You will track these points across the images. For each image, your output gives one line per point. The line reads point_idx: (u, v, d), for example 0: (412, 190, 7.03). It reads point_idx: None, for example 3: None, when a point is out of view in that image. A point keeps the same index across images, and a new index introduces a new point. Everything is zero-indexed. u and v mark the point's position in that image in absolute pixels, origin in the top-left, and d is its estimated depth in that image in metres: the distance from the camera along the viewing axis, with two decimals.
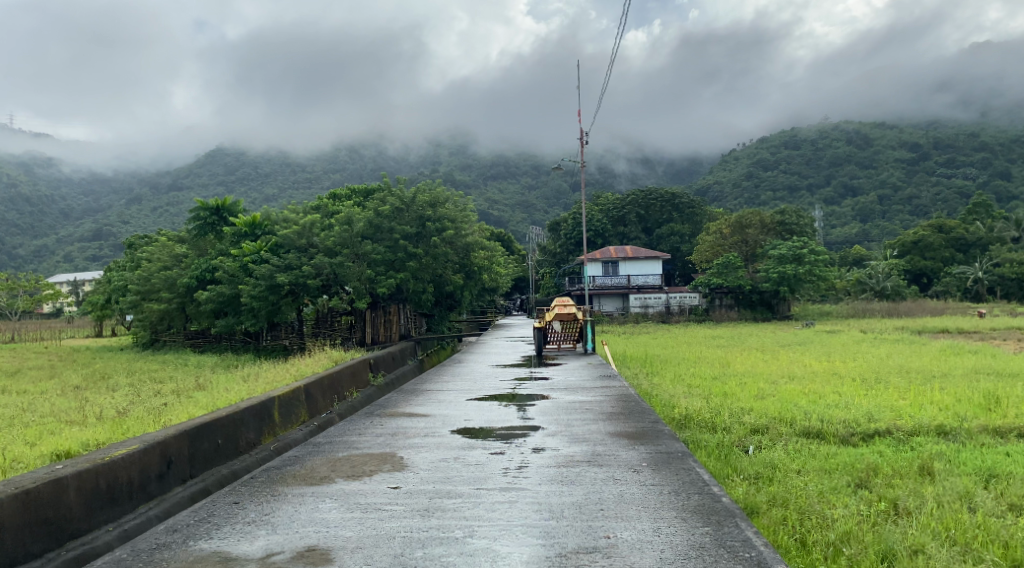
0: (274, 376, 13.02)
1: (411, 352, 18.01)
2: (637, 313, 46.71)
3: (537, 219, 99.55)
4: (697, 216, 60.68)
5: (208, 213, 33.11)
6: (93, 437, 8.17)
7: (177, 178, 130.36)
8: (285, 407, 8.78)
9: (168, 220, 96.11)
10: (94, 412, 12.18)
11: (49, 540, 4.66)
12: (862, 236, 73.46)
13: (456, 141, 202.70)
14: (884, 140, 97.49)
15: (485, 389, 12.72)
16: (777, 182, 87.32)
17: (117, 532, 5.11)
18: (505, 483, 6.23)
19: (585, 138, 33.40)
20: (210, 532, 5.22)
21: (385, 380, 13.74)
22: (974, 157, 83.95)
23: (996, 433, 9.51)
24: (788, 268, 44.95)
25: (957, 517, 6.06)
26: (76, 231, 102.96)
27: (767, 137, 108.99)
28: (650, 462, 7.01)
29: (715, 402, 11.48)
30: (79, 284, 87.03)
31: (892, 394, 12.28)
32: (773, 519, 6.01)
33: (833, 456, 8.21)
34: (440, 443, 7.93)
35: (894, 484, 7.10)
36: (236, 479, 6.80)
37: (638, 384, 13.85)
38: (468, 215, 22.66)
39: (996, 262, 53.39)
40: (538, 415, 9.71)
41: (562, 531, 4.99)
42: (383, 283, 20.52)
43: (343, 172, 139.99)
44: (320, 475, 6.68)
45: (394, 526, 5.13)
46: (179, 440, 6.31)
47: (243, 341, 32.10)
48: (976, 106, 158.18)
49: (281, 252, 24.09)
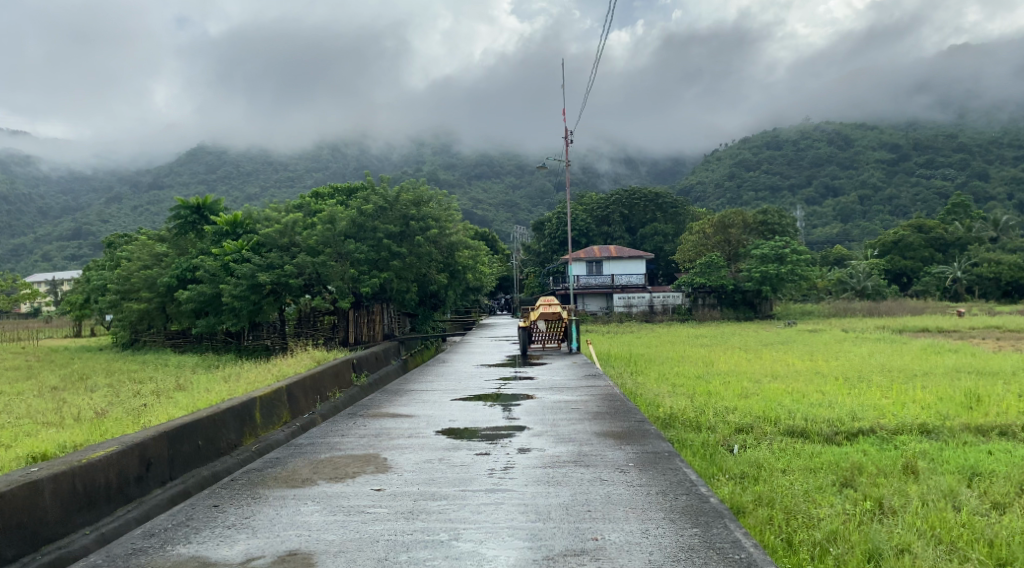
0: (255, 376, 12.86)
1: (394, 353, 17.88)
2: (620, 313, 46.76)
3: (521, 219, 99.65)
4: (679, 216, 61.09)
5: (189, 212, 32.69)
6: (72, 439, 8.03)
7: (157, 176, 129.13)
8: (266, 408, 8.66)
9: (149, 220, 95.27)
10: (73, 413, 12.00)
11: (23, 544, 4.52)
12: (843, 236, 74.03)
13: (439, 141, 202.62)
14: (864, 141, 98.35)
15: (470, 389, 12.63)
16: (759, 182, 87.90)
17: (93, 536, 4.98)
18: (490, 484, 6.17)
19: (569, 136, 33.48)
20: (189, 536, 5.10)
21: (368, 380, 13.62)
22: (953, 159, 84.99)
23: (978, 431, 9.55)
24: (769, 268, 45.22)
25: (942, 516, 6.05)
26: (55, 231, 101.38)
27: (749, 138, 109.64)
28: (636, 462, 6.96)
29: (699, 401, 11.45)
30: (57, 284, 86.05)
31: (874, 393, 12.32)
32: (759, 520, 5.96)
33: (818, 455, 8.21)
34: (423, 443, 7.85)
35: (879, 483, 7.07)
36: (216, 481, 6.67)
37: (622, 384, 13.81)
38: (452, 214, 22.50)
39: (974, 262, 53.97)
40: (523, 416, 9.62)
41: (548, 534, 4.92)
42: (365, 283, 20.40)
43: (326, 171, 139.24)
44: (302, 478, 6.55)
45: (377, 529, 5.04)
46: (158, 442, 6.18)
47: (225, 341, 31.87)
48: (952, 107, 160.44)
49: (263, 251, 23.89)
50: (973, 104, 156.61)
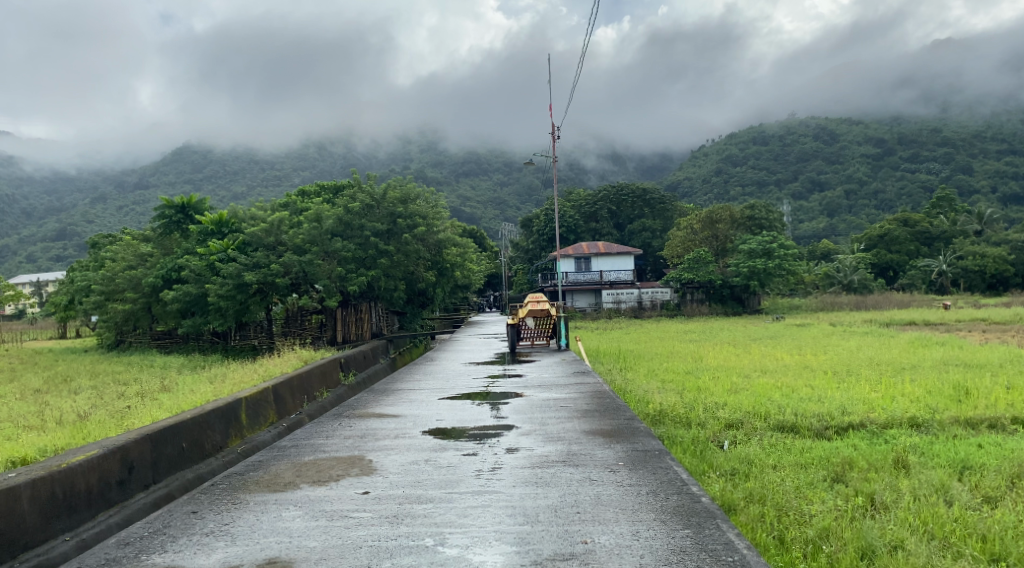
0: (240, 377, 12.67)
1: (382, 351, 17.63)
2: (609, 309, 46.97)
3: (509, 215, 99.61)
4: (667, 212, 61.38)
5: (173, 212, 32.36)
6: (50, 444, 7.80)
7: (143, 176, 128.32)
8: (252, 408, 8.50)
9: (134, 220, 94.61)
10: (55, 417, 11.74)
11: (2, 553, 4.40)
12: (829, 231, 74.28)
13: (425, 137, 202.10)
14: (850, 136, 98.93)
15: (456, 389, 12.35)
16: (745, 178, 88.28)
17: (74, 541, 4.85)
18: (478, 486, 6.04)
19: (557, 133, 33.35)
20: (165, 545, 4.93)
21: (355, 380, 13.43)
22: (937, 153, 85.80)
23: (968, 424, 9.53)
24: (757, 263, 45.15)
25: (934, 510, 5.98)
26: (40, 233, 100.35)
27: (736, 135, 110.07)
28: (626, 460, 6.86)
29: (689, 397, 11.28)
30: (43, 284, 85.26)
31: (863, 387, 12.24)
32: (751, 517, 5.87)
33: (809, 450, 8.14)
34: (409, 444, 7.73)
35: (870, 478, 7.00)
36: (201, 484, 6.52)
37: (612, 380, 13.69)
38: (440, 211, 22.27)
39: (960, 256, 54.19)
40: (511, 415, 9.47)
41: (537, 537, 4.81)
42: (353, 282, 20.19)
43: (313, 170, 138.74)
44: (284, 482, 6.40)
45: (360, 535, 4.92)
46: (141, 444, 6.03)
47: (211, 341, 31.74)
48: (933, 102, 161.80)
49: (248, 250, 23.69)
50: (955, 98, 158.28)
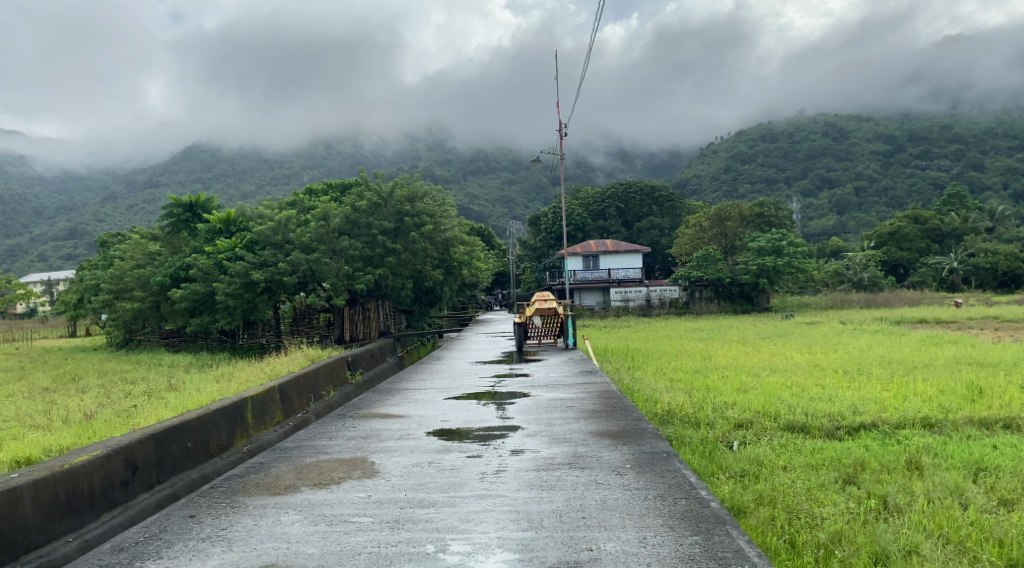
0: (247, 376, 12.58)
1: (389, 350, 17.48)
2: (617, 308, 46.99)
3: (517, 214, 99.64)
4: (676, 209, 61.19)
5: (181, 210, 32.37)
6: (54, 443, 7.74)
7: (152, 175, 129.06)
8: (259, 407, 8.44)
9: (143, 219, 95.14)
10: (60, 417, 11.65)
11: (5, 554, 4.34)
12: (839, 228, 73.87)
13: (434, 136, 202.49)
14: (860, 133, 98.31)
15: (462, 389, 12.16)
16: (754, 176, 88.03)
17: (76, 543, 4.77)
18: (481, 490, 5.92)
19: (563, 129, 33.15)
20: (161, 551, 4.84)
21: (362, 379, 13.31)
22: (948, 151, 85.21)
23: (981, 424, 9.36)
24: (766, 261, 44.79)
25: (949, 514, 5.82)
26: (51, 232, 101.14)
27: (746, 132, 109.54)
28: (634, 463, 6.72)
29: (697, 397, 11.12)
30: (52, 283, 85.78)
31: (875, 387, 12.01)
32: (760, 520, 5.75)
33: (819, 451, 7.98)
34: (413, 444, 7.65)
35: (883, 480, 6.84)
36: (205, 484, 6.43)
37: (618, 380, 13.51)
38: (447, 210, 22.14)
39: (971, 253, 53.56)
40: (517, 416, 9.34)
41: (540, 544, 4.70)
42: (360, 279, 20.11)
43: (321, 169, 139.28)
44: (284, 484, 6.33)
45: (360, 540, 4.82)
46: (144, 444, 5.94)
47: (219, 340, 31.68)
48: (944, 99, 161.15)
49: (256, 248, 23.60)
50: (965, 95, 157.35)
